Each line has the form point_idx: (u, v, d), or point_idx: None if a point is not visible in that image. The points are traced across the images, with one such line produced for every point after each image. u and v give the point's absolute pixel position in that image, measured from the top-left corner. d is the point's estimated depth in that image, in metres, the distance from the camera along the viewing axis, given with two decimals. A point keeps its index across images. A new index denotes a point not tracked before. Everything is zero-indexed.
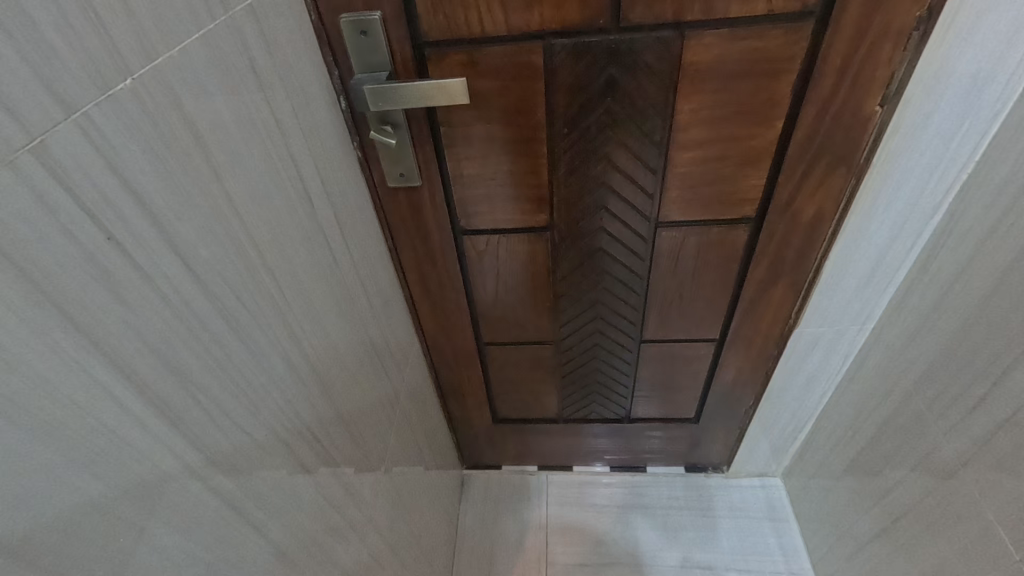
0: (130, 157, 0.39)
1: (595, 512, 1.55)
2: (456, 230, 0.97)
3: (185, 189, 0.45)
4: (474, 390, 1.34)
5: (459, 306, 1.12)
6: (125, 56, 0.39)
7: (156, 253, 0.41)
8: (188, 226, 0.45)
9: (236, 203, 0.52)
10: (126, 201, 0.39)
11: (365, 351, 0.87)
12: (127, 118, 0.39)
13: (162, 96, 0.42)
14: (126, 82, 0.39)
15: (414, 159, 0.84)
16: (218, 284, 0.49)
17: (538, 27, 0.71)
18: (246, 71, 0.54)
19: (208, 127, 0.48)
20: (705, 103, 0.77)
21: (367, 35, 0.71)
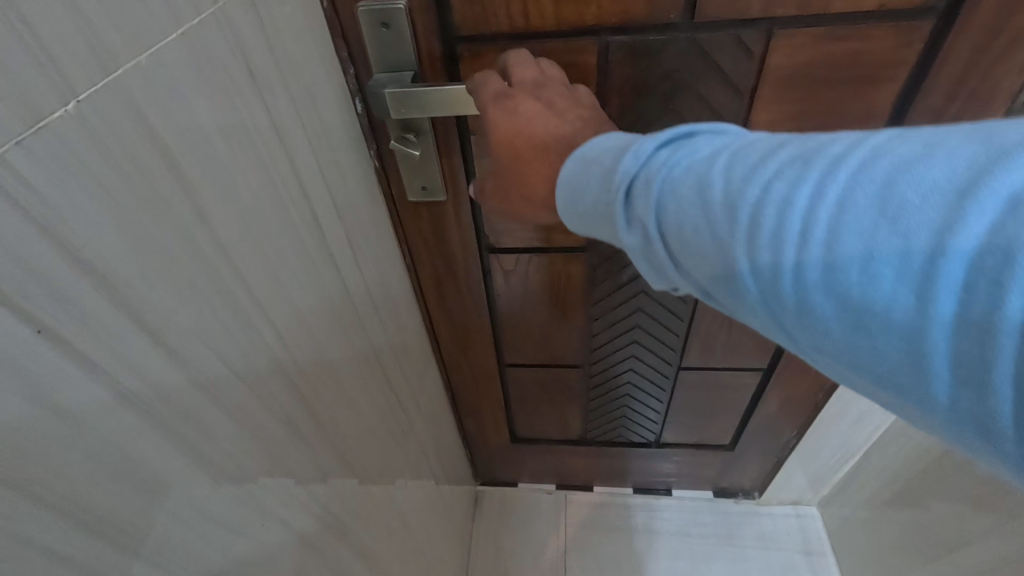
0: (72, 209, 0.29)
1: (616, 537, 1.46)
2: (482, 247, 0.87)
3: (155, 239, 0.35)
4: (492, 410, 1.25)
5: (482, 327, 1.02)
6: (66, 71, 0.28)
7: (112, 328, 0.32)
8: (159, 286, 0.35)
9: (225, 244, 0.42)
10: (66, 269, 0.29)
11: (377, 384, 0.77)
12: (69, 157, 0.29)
13: (123, 120, 0.32)
14: (70, 107, 0.29)
15: (438, 172, 0.73)
16: (198, 351, 0.39)
17: (593, 23, 0.59)
18: (240, 79, 0.43)
19: (189, 155, 0.38)
20: (785, 115, 0.65)
21: (389, 28, 0.59)
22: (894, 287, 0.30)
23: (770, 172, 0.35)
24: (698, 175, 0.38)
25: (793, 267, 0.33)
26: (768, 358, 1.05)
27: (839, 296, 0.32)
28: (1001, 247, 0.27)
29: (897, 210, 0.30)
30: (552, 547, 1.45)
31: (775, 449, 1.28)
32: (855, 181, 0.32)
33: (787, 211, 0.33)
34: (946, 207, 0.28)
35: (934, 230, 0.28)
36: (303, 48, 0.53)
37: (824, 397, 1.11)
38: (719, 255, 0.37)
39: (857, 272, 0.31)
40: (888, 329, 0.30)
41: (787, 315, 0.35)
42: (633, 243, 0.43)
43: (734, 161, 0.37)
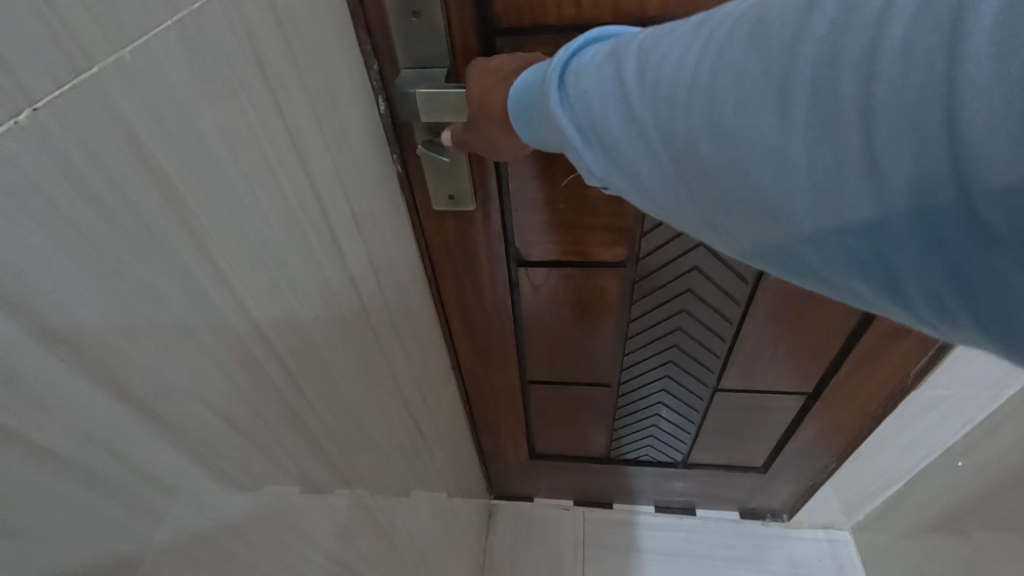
0: (19, 251, 0.23)
1: (636, 558, 1.39)
2: (510, 261, 0.79)
3: (135, 275, 0.28)
4: (511, 427, 1.18)
5: (505, 342, 0.94)
6: (16, 69, 0.22)
7: (73, 389, 0.25)
8: (138, 332, 0.29)
9: (227, 274, 0.35)
10: (9, 325, 0.22)
11: (395, 410, 0.71)
12: (15, 184, 0.22)
13: (99, 132, 0.25)
14: (25, 116, 0.22)
15: (468, 179, 0.66)
16: (187, 402, 0.32)
17: (654, 14, 0.51)
18: (249, 77, 0.36)
19: (185, 175, 0.31)
20: None
21: (420, 18, 0.51)
22: (761, 111, 0.29)
23: (663, 39, 0.35)
24: (606, 56, 0.39)
25: (682, 118, 0.33)
26: (814, 381, 0.97)
27: (724, 139, 0.31)
28: (844, 41, 0.26)
29: (764, 39, 0.29)
30: (569, 566, 1.39)
31: (811, 473, 1.20)
32: (730, 22, 0.32)
33: (676, 64, 0.33)
34: (798, 19, 0.28)
35: (788, 40, 0.28)
36: (321, 39, 0.46)
37: (872, 423, 1.03)
38: (623, 124, 0.36)
39: (732, 111, 0.30)
40: (767, 160, 0.29)
41: (692, 177, 0.34)
42: (558, 139, 0.43)
43: (639, 38, 0.38)
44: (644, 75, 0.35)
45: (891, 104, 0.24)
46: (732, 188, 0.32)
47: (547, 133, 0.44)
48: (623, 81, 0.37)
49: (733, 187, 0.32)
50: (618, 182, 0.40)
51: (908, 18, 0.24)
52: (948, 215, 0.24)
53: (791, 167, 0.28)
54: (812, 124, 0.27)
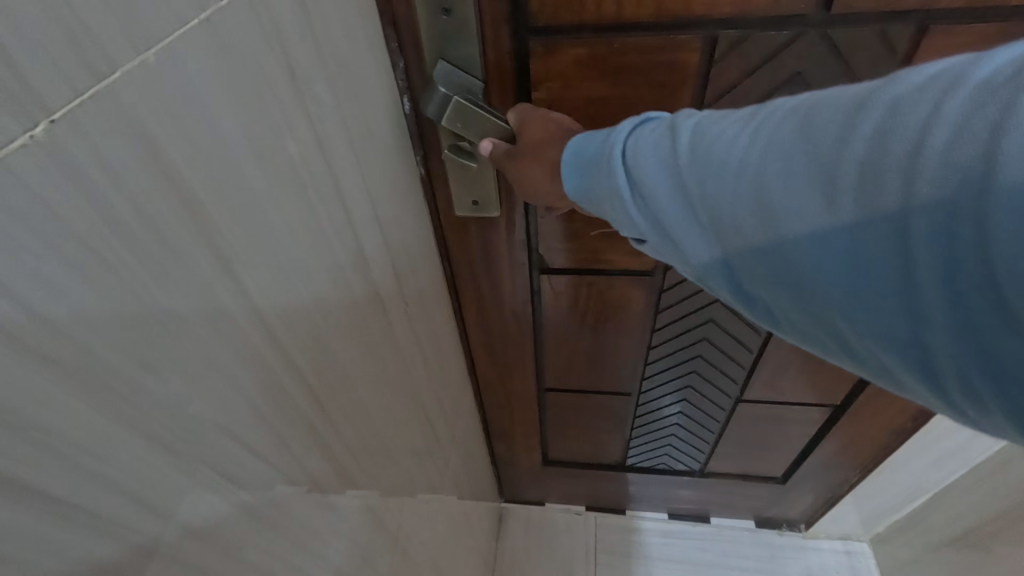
0: (28, 275, 0.20)
1: (649, 565, 1.37)
2: (533, 268, 0.77)
3: (155, 296, 0.26)
4: (526, 433, 1.15)
5: (524, 350, 0.92)
6: (24, 68, 0.19)
7: (86, 418, 0.23)
8: (157, 353, 0.26)
9: (250, 289, 0.33)
10: (17, 354, 0.20)
11: (414, 419, 0.68)
12: (23, 199, 0.20)
13: (117, 140, 0.23)
14: (39, 128, 0.20)
15: (494, 185, 0.63)
16: (205, 427, 0.30)
17: (700, 13, 0.48)
18: (276, 77, 0.34)
19: (209, 188, 0.29)
20: None
21: (451, 16, 0.48)
22: (811, 204, 0.28)
23: (707, 119, 0.34)
24: (659, 131, 0.37)
25: (725, 200, 0.31)
26: (842, 394, 0.93)
27: (772, 227, 0.29)
28: (889, 153, 0.25)
29: (811, 139, 0.28)
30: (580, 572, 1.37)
31: (832, 485, 1.17)
32: (779, 112, 0.30)
33: (720, 144, 0.32)
34: (844, 124, 0.27)
35: (838, 137, 0.27)
36: (349, 35, 0.43)
37: (899, 437, 1.00)
38: (663, 197, 0.35)
39: (779, 208, 0.29)
40: (818, 251, 0.28)
41: (735, 258, 0.32)
42: (597, 197, 0.41)
43: (682, 112, 0.37)
44: (688, 150, 0.34)
45: (943, 211, 0.23)
46: (778, 275, 0.30)
47: (587, 189, 0.42)
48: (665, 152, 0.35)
49: (779, 275, 0.30)
50: (655, 243, 0.38)
51: (960, 142, 0.23)
52: (996, 320, 0.23)
53: (842, 261, 0.27)
54: (863, 222, 0.26)
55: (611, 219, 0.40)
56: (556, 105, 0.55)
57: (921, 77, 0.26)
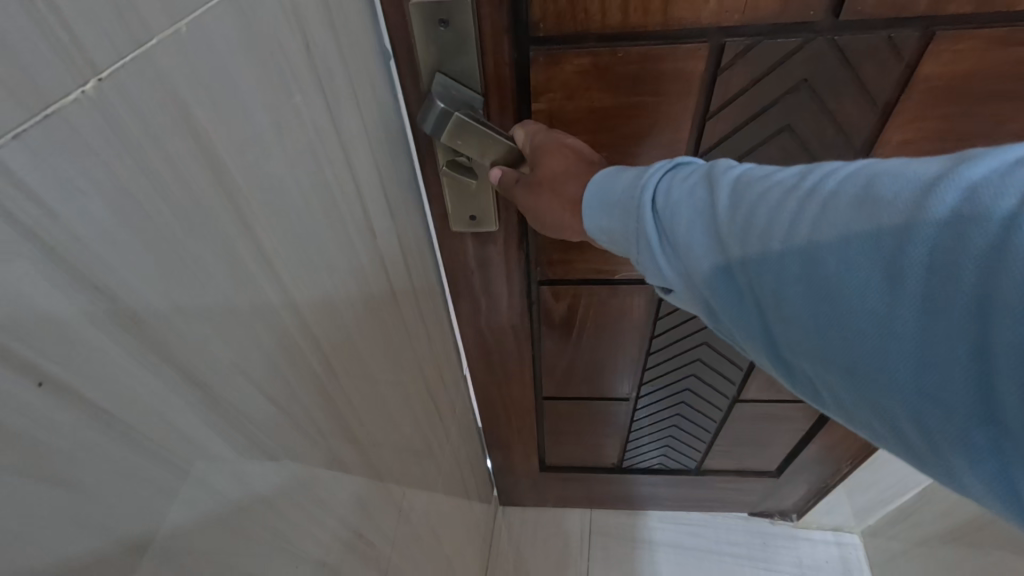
0: (88, 226, 0.20)
1: (645, 555, 1.37)
2: (531, 280, 0.74)
3: (202, 266, 0.26)
4: (523, 441, 1.13)
5: (522, 360, 0.89)
6: (73, 24, 0.19)
7: (136, 386, 0.23)
8: (198, 334, 0.26)
9: (272, 292, 0.31)
10: (83, 311, 0.20)
11: (419, 433, 0.66)
12: (80, 158, 0.19)
13: (156, 109, 0.22)
14: (88, 85, 0.19)
15: (493, 201, 0.60)
16: (241, 404, 0.30)
17: (709, 21, 0.46)
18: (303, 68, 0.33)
19: (243, 165, 0.28)
20: (928, 134, 0.53)
21: (448, 27, 0.45)
22: (869, 275, 0.27)
23: (758, 176, 0.34)
24: (702, 181, 0.37)
25: (774, 261, 0.31)
26: None
27: (821, 293, 0.29)
28: (965, 236, 0.24)
29: (875, 210, 0.28)
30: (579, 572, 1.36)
31: (825, 476, 1.19)
32: (838, 180, 0.30)
33: (772, 205, 0.32)
34: (913, 199, 0.27)
35: (903, 216, 0.27)
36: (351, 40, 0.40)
37: None
38: (703, 248, 0.35)
39: (836, 274, 0.28)
40: (868, 324, 0.28)
41: (774, 317, 0.32)
42: (627, 239, 0.41)
43: (733, 167, 0.36)
44: (736, 209, 0.34)
45: (1016, 306, 0.23)
46: (820, 341, 0.30)
47: (614, 228, 0.41)
48: (712, 206, 0.35)
49: (821, 340, 0.30)
50: (692, 294, 0.38)
51: None
52: None
53: (894, 336, 0.27)
54: (923, 301, 0.26)
55: (641, 262, 0.40)
56: (557, 115, 0.53)
57: (999, 163, 0.25)
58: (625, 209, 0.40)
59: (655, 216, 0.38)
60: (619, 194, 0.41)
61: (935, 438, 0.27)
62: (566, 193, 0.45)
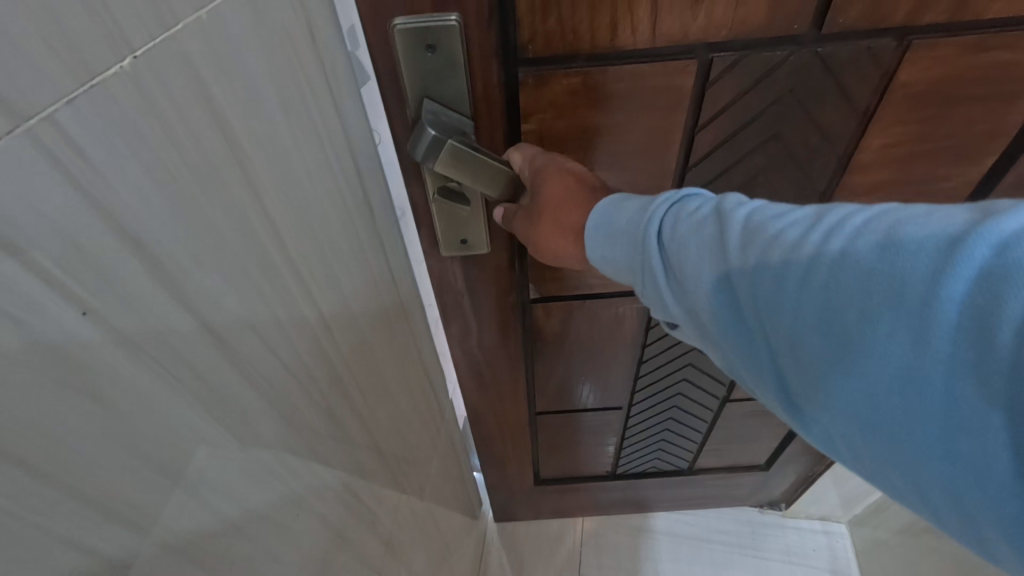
0: (128, 181, 0.24)
1: (637, 548, 1.40)
2: (523, 300, 0.73)
3: (216, 226, 0.30)
4: (518, 457, 1.12)
5: (514, 380, 0.88)
6: (116, 13, 0.23)
7: (158, 330, 0.26)
8: (204, 292, 0.29)
9: (274, 262, 0.35)
10: (126, 254, 0.24)
11: (395, 453, 0.64)
12: (121, 124, 0.23)
13: (181, 86, 0.26)
14: (125, 62, 0.23)
15: (484, 225, 0.58)
16: (251, 357, 0.34)
17: (697, 38, 0.46)
18: (283, 57, 0.35)
19: (252, 140, 0.32)
20: (904, 137, 0.55)
21: (435, 52, 0.43)
22: (893, 329, 0.27)
23: (771, 215, 0.34)
24: (712, 217, 0.36)
25: (791, 306, 0.31)
26: None
27: (840, 343, 0.29)
28: (998, 294, 0.24)
29: (900, 258, 0.27)
30: None
31: (810, 465, 1.23)
32: (857, 224, 0.30)
33: (788, 250, 0.31)
34: (941, 251, 0.26)
35: (931, 268, 0.26)
36: (321, 58, 0.41)
37: None
38: (711, 289, 0.35)
39: (859, 322, 0.28)
40: (890, 379, 0.27)
41: (787, 363, 0.32)
42: (632, 271, 0.41)
43: (744, 204, 0.36)
44: (750, 248, 0.33)
45: None
46: (840, 389, 0.29)
47: (618, 259, 0.41)
48: (722, 246, 0.34)
49: (838, 392, 0.29)
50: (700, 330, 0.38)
51: None
52: None
53: (917, 394, 0.26)
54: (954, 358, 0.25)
55: (645, 292, 0.41)
56: (546, 135, 0.52)
57: None
58: (631, 241, 0.40)
59: (662, 250, 0.38)
60: (624, 226, 0.40)
61: (955, 502, 0.26)
62: (568, 224, 0.44)
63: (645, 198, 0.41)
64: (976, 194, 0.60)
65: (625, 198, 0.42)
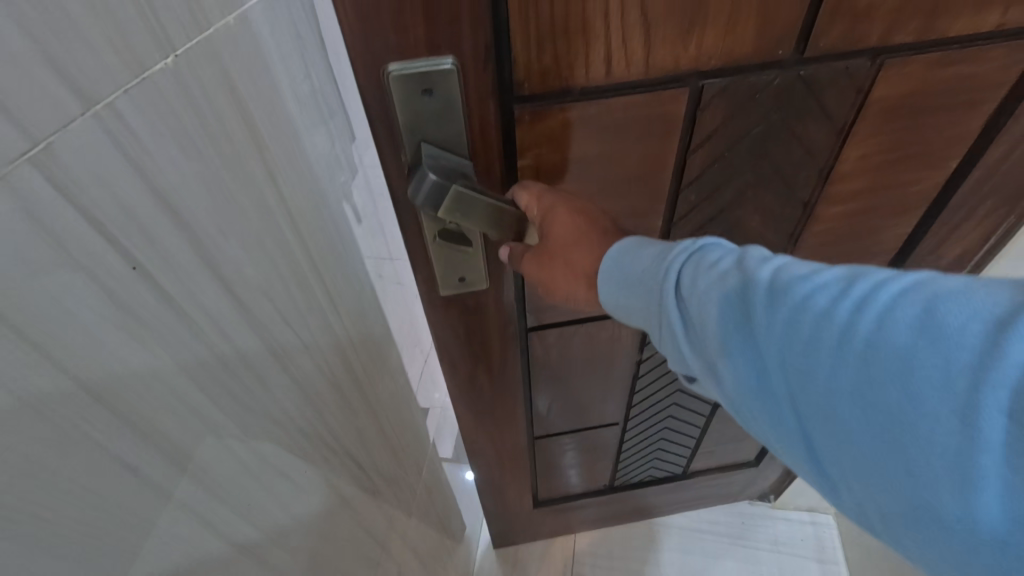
0: (166, 161, 0.29)
1: (632, 548, 1.41)
2: (521, 327, 0.72)
3: (237, 202, 0.35)
4: (517, 484, 1.09)
5: (513, 409, 0.86)
6: (161, 23, 0.28)
7: (194, 289, 0.31)
8: (226, 258, 0.34)
9: (286, 235, 0.41)
10: (162, 226, 0.29)
11: (377, 481, 0.63)
12: (164, 113, 0.28)
13: (208, 82, 0.32)
14: (167, 62, 0.28)
15: (484, 262, 0.57)
16: (267, 321, 0.38)
17: (688, 67, 0.46)
18: (282, 59, 0.41)
19: (264, 128, 0.38)
20: (878, 147, 0.57)
21: (433, 96, 0.42)
22: (936, 407, 0.26)
23: (798, 276, 0.33)
24: (734, 275, 0.35)
25: (824, 371, 0.30)
26: None
27: (878, 415, 0.28)
28: None
29: (939, 335, 0.26)
30: None
31: None
32: (892, 294, 0.29)
33: (819, 314, 0.31)
34: (986, 333, 0.25)
35: (974, 350, 0.25)
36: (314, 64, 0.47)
37: None
38: (736, 349, 0.34)
39: (898, 398, 0.27)
40: (933, 458, 0.26)
41: (819, 428, 0.31)
42: (650, 318, 0.40)
43: (768, 261, 0.35)
44: (776, 311, 0.32)
45: None
46: (878, 463, 0.28)
47: (635, 306, 0.41)
48: (746, 305, 0.34)
49: (875, 464, 0.28)
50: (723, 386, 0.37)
51: None
52: None
53: (964, 478, 0.25)
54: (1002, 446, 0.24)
55: (663, 342, 0.40)
56: (542, 168, 0.52)
57: None
58: (649, 290, 0.39)
59: (680, 303, 0.38)
60: (642, 275, 0.40)
61: None
62: (577, 268, 0.44)
63: (662, 247, 0.40)
64: (939, 193, 0.64)
65: (642, 245, 0.42)
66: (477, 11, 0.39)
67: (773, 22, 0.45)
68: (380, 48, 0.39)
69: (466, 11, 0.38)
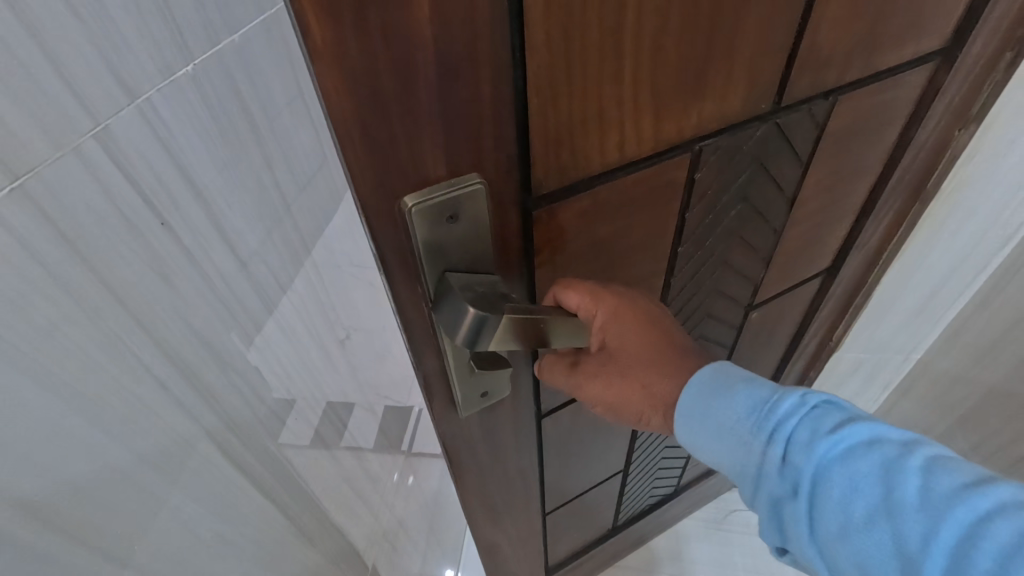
0: (189, 147, 0.35)
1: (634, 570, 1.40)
2: (537, 416, 0.66)
3: (237, 181, 0.41)
4: (529, 563, 1.01)
5: (526, 497, 0.79)
6: (175, 37, 0.34)
7: (209, 250, 0.36)
8: (232, 227, 0.39)
9: (281, 216, 0.47)
10: (184, 200, 0.34)
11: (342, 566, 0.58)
12: (183, 102, 0.34)
13: (216, 80, 0.38)
14: (186, 69, 0.35)
15: (508, 372, 0.50)
16: (264, 289, 0.43)
17: (690, 133, 0.45)
18: (286, 71, 0.49)
19: (257, 107, 0.44)
20: (828, 169, 0.62)
21: (456, 221, 0.36)
22: None
23: (968, 493, 0.30)
24: (881, 470, 0.33)
25: None
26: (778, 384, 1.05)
27: None
28: None
29: None
30: None
31: None
32: None
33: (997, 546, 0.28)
34: None
35: None
36: (298, 77, 0.51)
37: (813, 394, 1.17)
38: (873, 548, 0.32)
39: None
40: None
41: None
42: (751, 477, 0.39)
43: (927, 463, 0.33)
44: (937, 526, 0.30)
45: None
46: None
47: (735, 459, 0.40)
48: (895, 505, 0.32)
49: None
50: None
51: None
52: None
53: None
54: None
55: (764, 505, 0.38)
56: (560, 261, 0.47)
57: None
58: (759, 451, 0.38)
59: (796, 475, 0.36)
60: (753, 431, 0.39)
61: None
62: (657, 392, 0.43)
63: (781, 405, 0.38)
64: (869, 196, 0.71)
65: (735, 387, 0.40)
66: (500, 120, 0.33)
67: (757, 80, 0.45)
68: (394, 178, 0.32)
69: (489, 120, 0.33)
